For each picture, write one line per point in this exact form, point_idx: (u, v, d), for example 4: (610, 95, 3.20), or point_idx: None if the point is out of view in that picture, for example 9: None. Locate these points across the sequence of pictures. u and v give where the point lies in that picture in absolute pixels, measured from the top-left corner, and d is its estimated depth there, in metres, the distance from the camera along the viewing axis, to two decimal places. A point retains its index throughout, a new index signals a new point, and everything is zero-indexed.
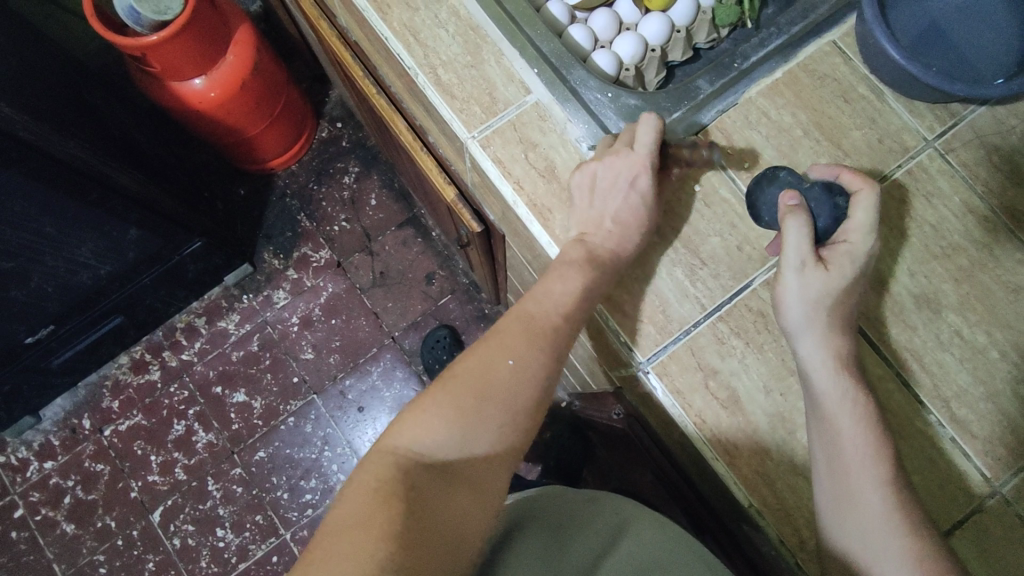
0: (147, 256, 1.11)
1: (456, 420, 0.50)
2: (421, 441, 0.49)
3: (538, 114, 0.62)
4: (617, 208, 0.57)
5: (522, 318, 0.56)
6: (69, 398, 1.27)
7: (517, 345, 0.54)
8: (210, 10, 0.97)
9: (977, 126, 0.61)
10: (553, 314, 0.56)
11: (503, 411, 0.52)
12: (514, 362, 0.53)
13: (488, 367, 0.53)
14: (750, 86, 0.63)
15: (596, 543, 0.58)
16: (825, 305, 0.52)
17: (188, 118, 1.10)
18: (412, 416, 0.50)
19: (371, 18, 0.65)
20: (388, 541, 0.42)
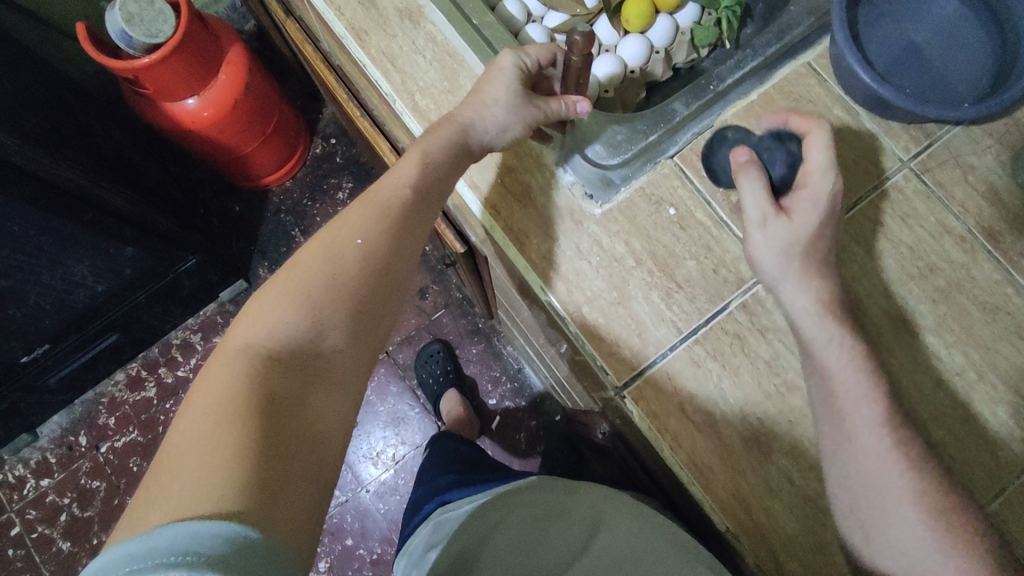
0: (143, 273, 1.11)
1: (303, 311, 0.46)
2: (266, 338, 0.45)
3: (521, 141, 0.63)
4: (492, 87, 0.57)
5: (367, 204, 0.53)
6: (66, 415, 1.28)
7: (362, 228, 0.51)
8: (201, 31, 0.97)
9: (953, 146, 0.61)
10: (403, 197, 0.54)
11: (354, 296, 0.49)
12: (361, 246, 0.50)
13: (331, 254, 0.50)
14: (727, 108, 0.63)
15: (575, 539, 0.61)
16: (796, 252, 0.53)
17: (181, 137, 1.10)
18: (254, 314, 0.46)
19: (350, 45, 0.66)
20: (239, 454, 0.38)
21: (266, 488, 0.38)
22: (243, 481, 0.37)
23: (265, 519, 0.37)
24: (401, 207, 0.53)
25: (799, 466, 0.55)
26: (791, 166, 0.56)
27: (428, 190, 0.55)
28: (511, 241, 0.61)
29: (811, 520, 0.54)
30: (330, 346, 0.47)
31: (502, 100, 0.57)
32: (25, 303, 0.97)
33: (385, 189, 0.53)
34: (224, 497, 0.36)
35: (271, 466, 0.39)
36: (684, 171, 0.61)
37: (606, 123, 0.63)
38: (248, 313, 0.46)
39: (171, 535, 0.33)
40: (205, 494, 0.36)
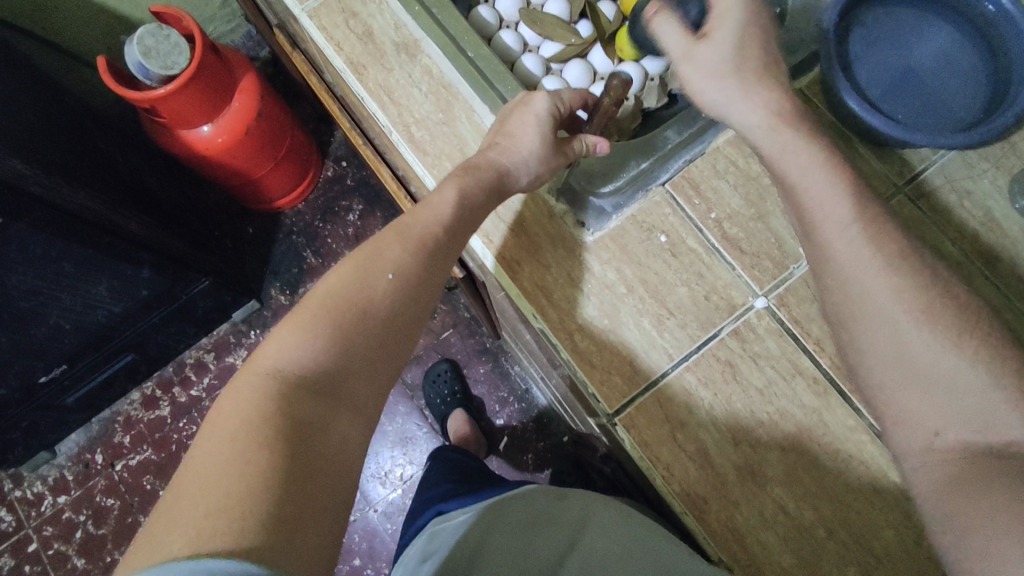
0: (159, 294, 1.14)
1: (334, 339, 0.46)
2: (295, 362, 0.44)
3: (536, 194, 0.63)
4: (531, 135, 0.58)
5: (399, 232, 0.53)
6: (83, 433, 1.30)
7: (393, 257, 0.51)
8: (214, 61, 1.00)
9: (949, 170, 0.61)
10: (436, 230, 0.53)
11: (383, 326, 0.49)
12: (394, 276, 0.50)
13: (364, 281, 0.49)
14: (717, 135, 0.63)
15: (560, 540, 0.60)
16: (729, 69, 0.53)
17: (197, 163, 1.13)
18: (284, 336, 0.45)
19: (349, 79, 0.68)
20: (264, 485, 0.38)
21: (287, 525, 0.37)
22: (265, 517, 0.36)
23: (282, 555, 0.36)
24: (434, 240, 0.53)
25: (794, 496, 0.54)
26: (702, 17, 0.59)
27: (462, 219, 0.55)
28: (503, 268, 0.62)
29: (805, 550, 0.53)
30: (357, 377, 0.47)
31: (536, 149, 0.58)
32: (46, 324, 0.99)
33: (420, 218, 0.53)
34: (246, 532, 0.35)
35: (294, 499, 0.38)
36: (676, 199, 0.62)
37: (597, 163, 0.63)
38: (277, 333, 0.46)
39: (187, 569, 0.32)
40: (226, 528, 0.35)
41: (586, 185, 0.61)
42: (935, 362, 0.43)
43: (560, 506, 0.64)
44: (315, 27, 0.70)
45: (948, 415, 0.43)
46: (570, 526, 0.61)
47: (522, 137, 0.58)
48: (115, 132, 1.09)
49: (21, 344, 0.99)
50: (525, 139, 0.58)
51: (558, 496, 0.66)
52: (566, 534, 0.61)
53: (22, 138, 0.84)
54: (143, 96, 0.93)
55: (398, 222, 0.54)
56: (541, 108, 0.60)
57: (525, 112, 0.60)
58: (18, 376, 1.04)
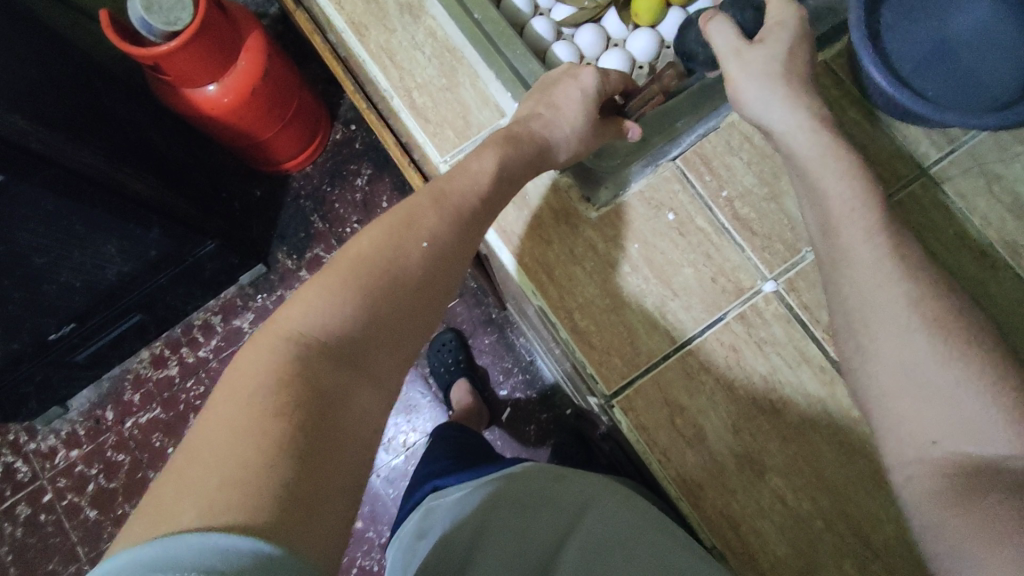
0: (167, 255, 1.13)
1: (362, 306, 0.43)
2: (321, 326, 0.41)
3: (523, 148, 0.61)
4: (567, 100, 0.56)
5: (436, 198, 0.49)
6: (94, 390, 1.32)
7: (427, 224, 0.48)
8: (219, 16, 0.96)
9: (978, 153, 0.57)
10: (471, 199, 0.50)
11: (415, 297, 0.46)
12: (429, 244, 0.47)
13: (399, 247, 0.46)
14: (734, 108, 0.60)
15: (558, 526, 0.58)
16: (777, 73, 0.51)
17: (204, 123, 1.11)
18: (311, 300, 0.42)
19: (350, 40, 0.65)
20: (281, 457, 0.35)
21: (302, 503, 0.34)
22: (281, 492, 0.34)
23: (296, 537, 0.33)
24: (470, 210, 0.50)
25: (793, 486, 0.53)
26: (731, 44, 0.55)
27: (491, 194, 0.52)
28: (503, 243, 0.60)
29: (803, 540, 0.53)
30: (385, 350, 0.44)
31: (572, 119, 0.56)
32: (56, 281, 0.99)
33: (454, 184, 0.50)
34: (258, 510, 0.32)
35: (312, 474, 0.35)
36: (686, 175, 0.59)
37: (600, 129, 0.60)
38: (303, 295, 0.43)
39: (194, 544, 0.30)
40: (238, 501, 0.32)
41: (597, 158, 0.59)
42: (936, 373, 0.41)
43: (564, 485, 0.62)
44: None
45: (947, 424, 0.41)
46: (570, 508, 0.60)
47: (568, 110, 0.56)
48: (120, 89, 1.07)
49: (31, 300, 0.99)
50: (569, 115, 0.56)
51: (559, 472, 0.63)
52: (568, 518, 0.59)
53: (23, 90, 0.82)
54: (147, 53, 0.91)
55: (441, 188, 0.50)
56: (589, 84, 0.58)
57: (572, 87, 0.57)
58: (28, 331, 1.05)
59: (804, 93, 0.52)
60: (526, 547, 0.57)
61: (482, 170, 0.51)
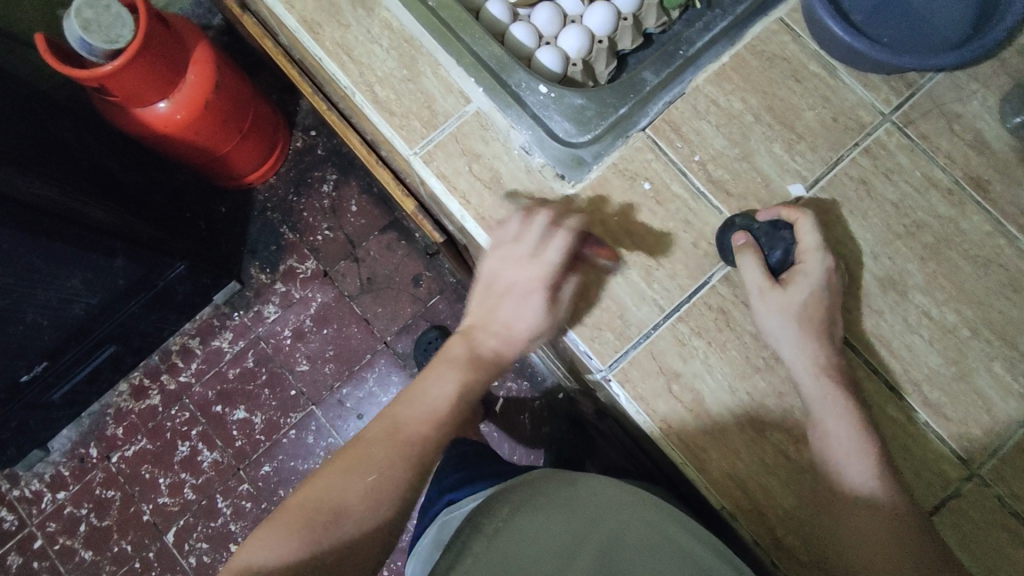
0: (136, 281, 1.10)
1: (302, 543, 0.45)
2: (259, 566, 0.44)
3: (479, 123, 0.60)
4: (512, 312, 0.55)
5: (390, 430, 0.52)
6: (74, 428, 1.28)
7: (375, 457, 0.50)
8: (162, 30, 0.93)
9: (937, 95, 0.59)
10: (424, 427, 0.53)
11: (356, 528, 0.47)
12: (375, 477, 0.49)
13: (346, 480, 0.49)
14: (697, 73, 0.61)
15: (573, 529, 0.53)
16: (800, 321, 0.52)
17: (157, 142, 1.08)
18: (254, 546, 0.45)
19: (303, 39, 0.63)
20: None
21: None
22: None
23: None
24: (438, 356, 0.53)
25: (794, 439, 0.54)
26: (786, 253, 0.54)
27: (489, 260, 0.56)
28: (483, 230, 0.58)
29: (807, 491, 0.53)
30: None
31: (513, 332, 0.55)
32: (22, 322, 0.95)
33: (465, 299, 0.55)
34: None
35: None
36: (657, 144, 0.59)
37: (567, 98, 0.60)
38: (247, 543, 0.46)
39: None
40: None
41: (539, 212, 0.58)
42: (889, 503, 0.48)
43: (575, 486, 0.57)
44: None
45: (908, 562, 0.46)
46: (589, 511, 0.55)
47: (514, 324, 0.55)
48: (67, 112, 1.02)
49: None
50: (533, 307, 0.54)
51: (577, 477, 0.60)
52: (582, 517, 0.54)
53: None
54: (91, 74, 0.87)
55: (395, 417, 0.53)
56: (555, 261, 0.53)
57: (539, 275, 0.54)
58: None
59: (819, 337, 0.53)
60: (541, 548, 0.51)
61: (438, 398, 0.54)
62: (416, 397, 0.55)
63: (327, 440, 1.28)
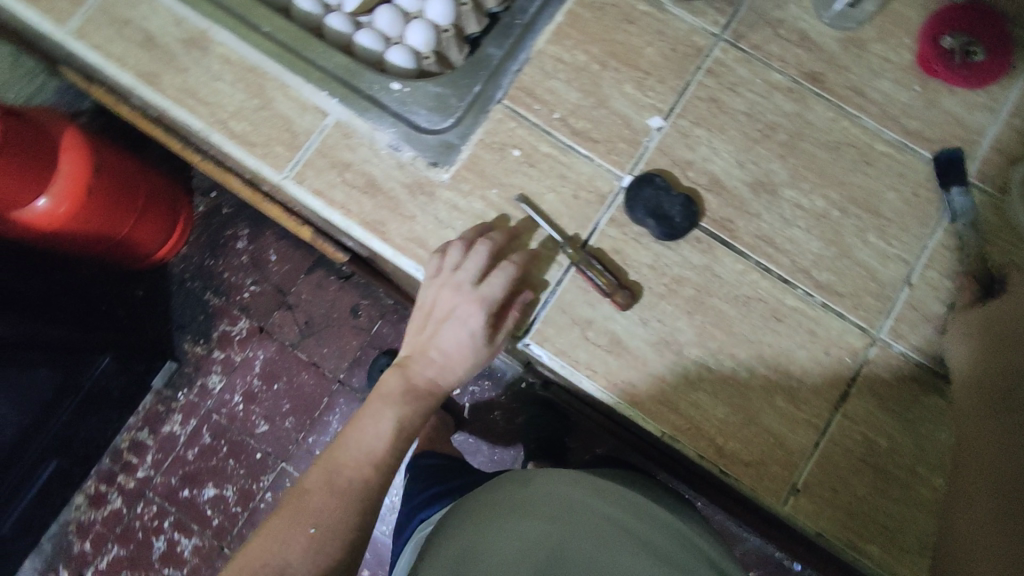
0: (60, 389, 0.99)
1: None
2: None
3: (341, 132, 0.60)
4: (444, 339, 0.56)
5: (327, 472, 0.52)
6: (37, 557, 1.16)
7: (314, 510, 0.49)
8: (20, 121, 0.86)
9: (756, 7, 0.62)
10: (365, 470, 0.52)
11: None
12: (315, 528, 0.48)
13: (282, 543, 0.47)
14: (538, 37, 0.62)
15: (540, 531, 0.52)
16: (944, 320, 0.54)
17: (41, 241, 0.97)
18: None
19: (144, 93, 0.62)
20: None
21: None
22: None
23: None
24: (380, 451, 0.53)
25: (710, 350, 0.57)
26: (685, 209, 0.57)
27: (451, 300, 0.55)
28: (371, 234, 0.58)
29: (736, 396, 0.56)
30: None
31: (458, 365, 0.57)
32: None
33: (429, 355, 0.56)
34: None
35: None
36: (517, 111, 0.61)
37: (423, 88, 0.61)
38: None
39: None
40: None
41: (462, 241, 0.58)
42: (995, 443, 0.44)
43: (525, 489, 0.58)
44: (87, 47, 0.62)
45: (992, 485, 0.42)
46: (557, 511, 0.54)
47: (452, 360, 0.56)
48: None
49: None
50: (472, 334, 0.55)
51: (532, 475, 0.61)
52: (548, 522, 0.53)
53: None
54: None
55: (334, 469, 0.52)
56: (495, 292, 0.54)
57: (474, 299, 0.54)
58: None
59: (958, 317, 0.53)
60: (499, 558, 0.50)
61: (380, 431, 0.54)
62: (353, 438, 0.54)
63: None
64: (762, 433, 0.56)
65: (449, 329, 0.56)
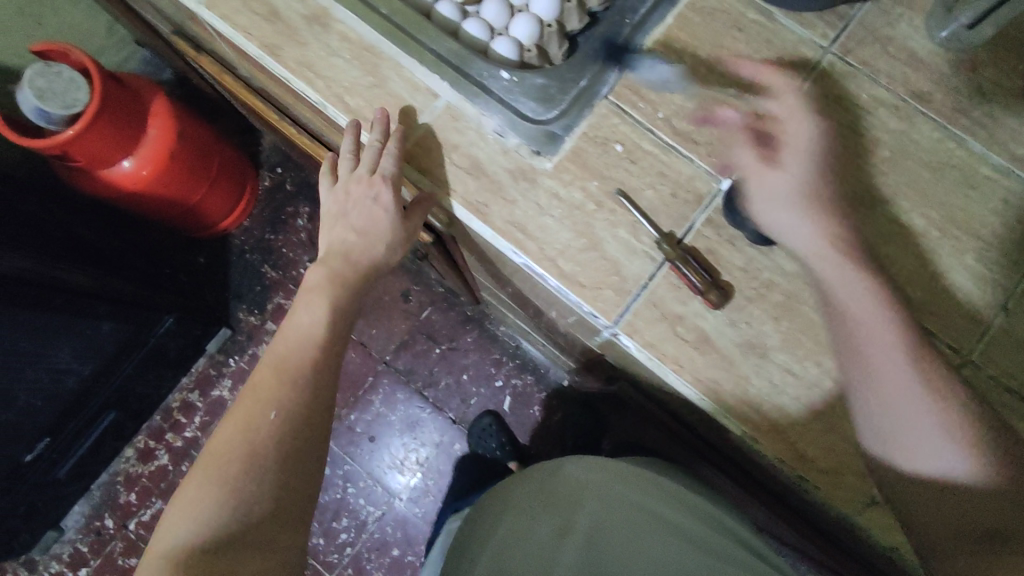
0: (122, 342, 1.23)
1: (228, 494, 0.55)
2: (193, 531, 0.53)
3: (450, 115, 0.62)
4: (359, 219, 0.65)
5: (276, 365, 0.62)
6: (87, 502, 1.47)
7: (277, 397, 0.59)
8: (116, 89, 1.08)
9: (868, 22, 0.63)
10: (309, 351, 0.63)
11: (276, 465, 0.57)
12: (276, 413, 0.59)
13: (251, 426, 0.58)
14: (645, 38, 0.64)
15: (569, 496, 0.79)
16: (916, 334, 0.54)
17: (133, 199, 1.24)
18: (185, 509, 0.55)
19: (266, 63, 0.65)
20: None
21: None
22: None
23: None
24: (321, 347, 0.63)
25: (797, 356, 0.58)
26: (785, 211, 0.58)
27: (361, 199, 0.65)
28: (473, 215, 0.61)
29: (822, 405, 0.57)
30: (252, 520, 0.55)
31: (378, 244, 0.65)
32: (15, 404, 1.05)
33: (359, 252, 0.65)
34: None
35: None
36: (621, 109, 0.62)
37: (528, 79, 0.62)
38: (175, 508, 0.55)
39: None
40: None
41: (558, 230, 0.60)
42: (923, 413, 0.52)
43: (579, 511, 0.77)
44: (215, 16, 0.65)
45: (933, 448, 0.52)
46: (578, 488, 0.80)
47: (371, 233, 0.65)
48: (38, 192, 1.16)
49: None
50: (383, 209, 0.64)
51: (573, 464, 0.84)
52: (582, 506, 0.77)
53: None
54: (54, 142, 1.00)
55: (280, 360, 0.62)
56: (389, 169, 0.62)
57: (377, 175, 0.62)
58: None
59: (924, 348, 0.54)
60: (539, 521, 0.77)
61: (313, 322, 0.64)
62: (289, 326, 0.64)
63: (343, 466, 1.46)
64: (846, 442, 0.57)
65: (361, 206, 0.65)
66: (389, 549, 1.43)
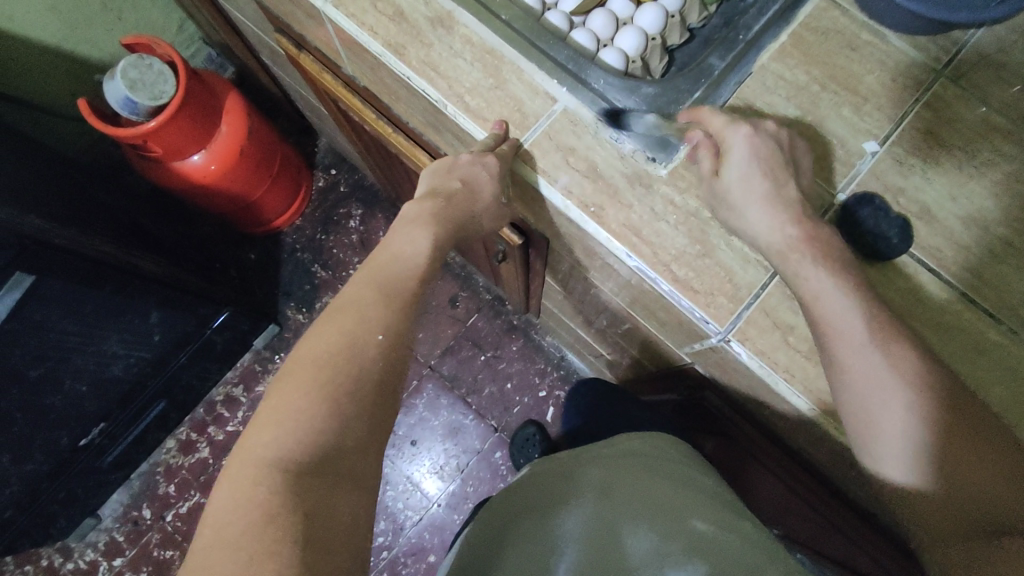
0: (173, 333, 1.24)
1: (329, 411, 0.49)
2: (286, 444, 0.47)
3: (568, 120, 0.64)
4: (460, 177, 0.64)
5: (378, 287, 0.57)
6: (126, 492, 1.47)
7: (378, 320, 0.54)
8: (197, 86, 1.10)
9: (980, 48, 0.64)
10: (410, 283, 0.59)
11: (374, 389, 0.52)
12: (383, 336, 0.54)
13: (356, 342, 0.52)
14: (760, 54, 0.66)
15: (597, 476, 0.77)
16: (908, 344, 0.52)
17: (197, 194, 1.25)
18: (276, 419, 0.48)
19: (389, 61, 0.67)
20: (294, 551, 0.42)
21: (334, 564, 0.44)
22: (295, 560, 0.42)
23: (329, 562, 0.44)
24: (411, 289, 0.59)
25: None
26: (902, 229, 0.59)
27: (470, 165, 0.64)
28: (588, 217, 0.62)
29: None
30: (350, 437, 0.49)
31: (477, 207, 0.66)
32: (61, 390, 1.06)
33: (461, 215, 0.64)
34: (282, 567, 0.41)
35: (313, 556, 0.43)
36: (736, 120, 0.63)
37: (642, 88, 0.65)
38: (263, 418, 0.48)
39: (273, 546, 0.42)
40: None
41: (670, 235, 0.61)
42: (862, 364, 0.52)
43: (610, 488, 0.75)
44: (342, 15, 0.68)
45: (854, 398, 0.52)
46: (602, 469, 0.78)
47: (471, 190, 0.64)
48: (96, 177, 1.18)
49: (41, 412, 1.04)
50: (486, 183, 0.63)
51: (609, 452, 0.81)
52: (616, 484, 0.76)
53: (24, 194, 0.90)
54: (137, 131, 1.02)
55: (378, 280, 0.58)
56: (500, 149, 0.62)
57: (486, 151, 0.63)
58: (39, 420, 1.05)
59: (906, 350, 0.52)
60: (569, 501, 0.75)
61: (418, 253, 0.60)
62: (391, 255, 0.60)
63: (384, 469, 1.46)
64: None
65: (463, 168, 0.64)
66: (426, 554, 1.41)
